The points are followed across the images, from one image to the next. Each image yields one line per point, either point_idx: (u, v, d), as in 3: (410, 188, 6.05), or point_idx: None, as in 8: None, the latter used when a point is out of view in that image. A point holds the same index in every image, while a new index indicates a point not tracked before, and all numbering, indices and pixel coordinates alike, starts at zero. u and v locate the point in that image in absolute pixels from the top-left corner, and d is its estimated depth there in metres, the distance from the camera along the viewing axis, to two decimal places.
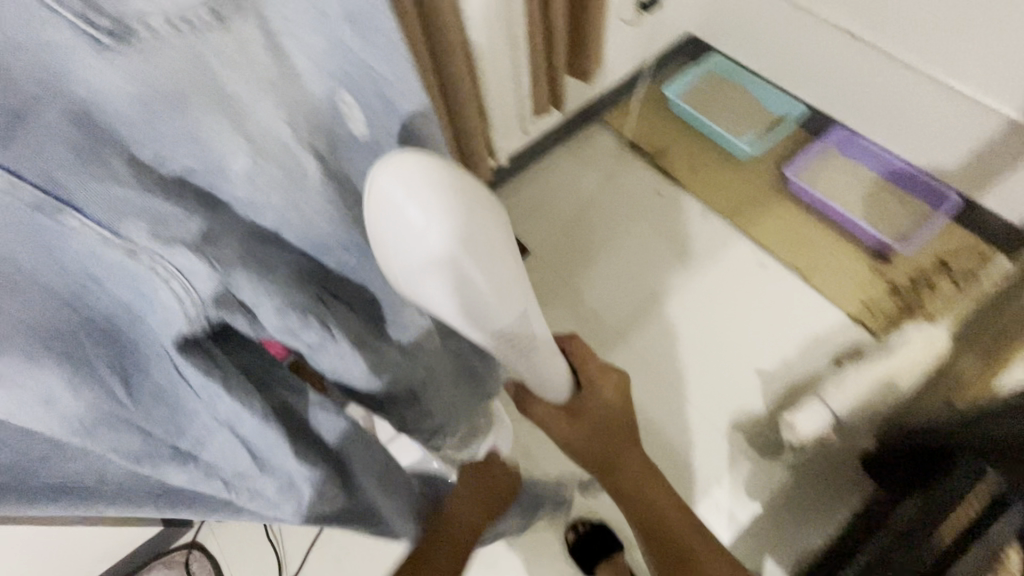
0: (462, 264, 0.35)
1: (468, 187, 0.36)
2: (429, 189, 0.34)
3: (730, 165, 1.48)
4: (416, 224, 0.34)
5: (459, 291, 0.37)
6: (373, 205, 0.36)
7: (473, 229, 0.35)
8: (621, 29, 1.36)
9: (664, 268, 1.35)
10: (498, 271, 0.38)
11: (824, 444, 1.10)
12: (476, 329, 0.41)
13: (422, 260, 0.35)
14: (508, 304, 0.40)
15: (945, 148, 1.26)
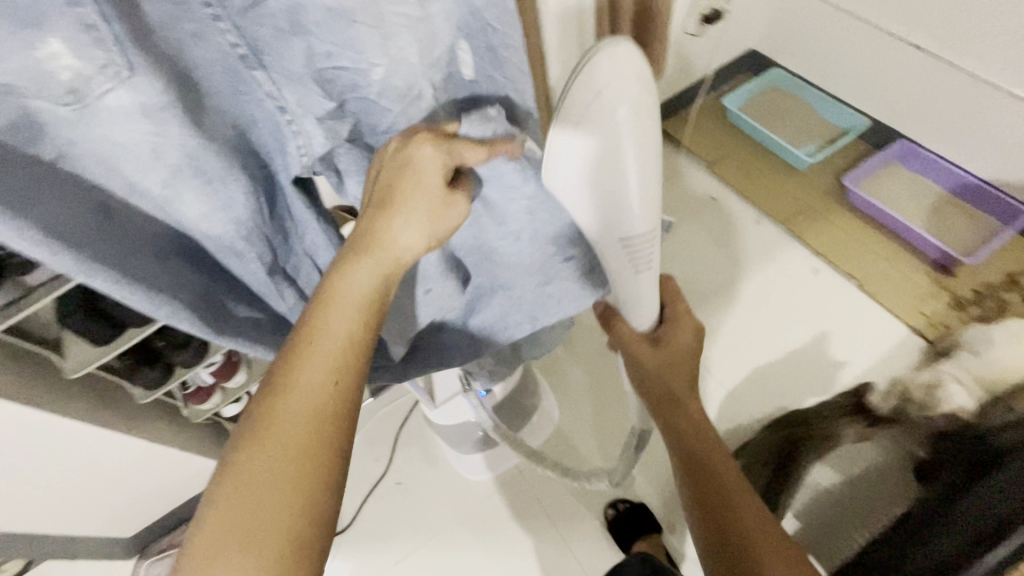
0: (629, 146, 0.45)
1: (645, 92, 0.44)
2: (625, 85, 0.43)
3: (786, 173, 1.51)
4: (612, 104, 0.43)
5: (617, 168, 0.46)
6: (572, 93, 0.44)
7: (643, 123, 0.45)
8: (683, 40, 1.43)
9: (713, 258, 1.39)
10: (645, 170, 0.47)
11: (869, 448, 1.12)
12: (610, 223, 0.50)
13: (600, 142, 0.44)
14: (643, 207, 0.49)
15: (1015, 162, 1.25)
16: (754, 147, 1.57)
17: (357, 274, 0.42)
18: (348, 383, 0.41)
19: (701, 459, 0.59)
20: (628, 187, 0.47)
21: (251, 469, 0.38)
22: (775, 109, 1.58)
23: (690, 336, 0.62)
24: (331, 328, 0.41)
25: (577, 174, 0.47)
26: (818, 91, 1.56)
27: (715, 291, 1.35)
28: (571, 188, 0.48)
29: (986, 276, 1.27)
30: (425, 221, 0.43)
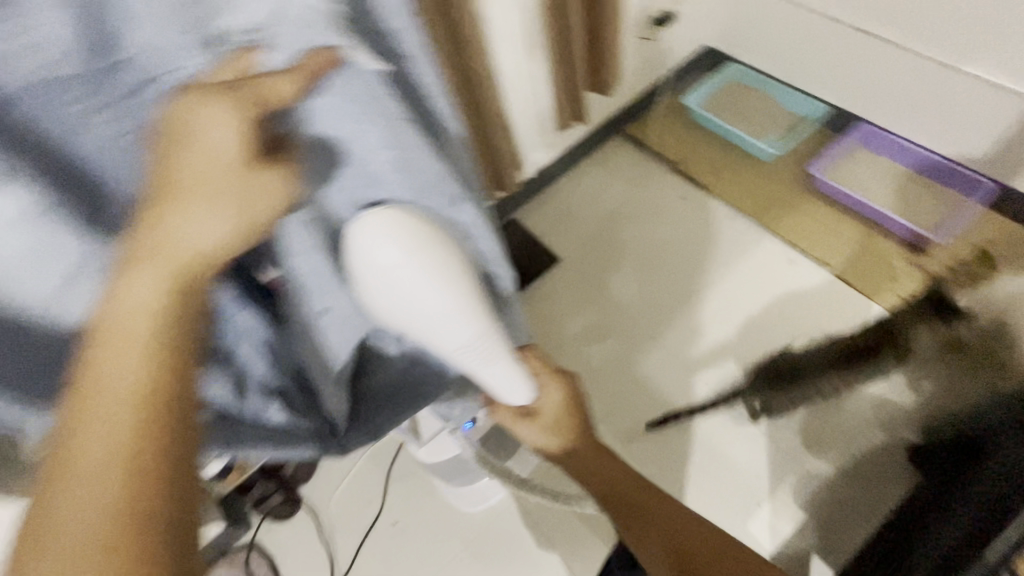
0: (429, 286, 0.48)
1: (423, 232, 0.47)
2: (404, 233, 0.46)
3: (752, 166, 1.51)
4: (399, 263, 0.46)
5: (427, 307, 0.49)
6: (357, 252, 0.46)
7: (435, 262, 0.48)
8: (637, 44, 1.43)
9: (688, 258, 1.40)
10: (452, 299, 0.49)
11: (864, 436, 1.13)
12: (444, 345, 0.52)
13: (396, 289, 0.47)
14: (467, 325, 0.51)
15: (973, 134, 1.26)
16: (719, 142, 1.57)
17: (141, 275, 0.33)
18: (168, 402, 0.33)
19: (602, 478, 0.74)
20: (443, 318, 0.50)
21: (60, 534, 0.29)
22: (735, 103, 1.60)
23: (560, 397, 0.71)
24: (122, 339, 0.32)
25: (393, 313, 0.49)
26: (775, 80, 1.57)
27: (695, 294, 1.34)
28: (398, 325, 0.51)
29: (961, 249, 1.27)
30: (224, 192, 0.36)
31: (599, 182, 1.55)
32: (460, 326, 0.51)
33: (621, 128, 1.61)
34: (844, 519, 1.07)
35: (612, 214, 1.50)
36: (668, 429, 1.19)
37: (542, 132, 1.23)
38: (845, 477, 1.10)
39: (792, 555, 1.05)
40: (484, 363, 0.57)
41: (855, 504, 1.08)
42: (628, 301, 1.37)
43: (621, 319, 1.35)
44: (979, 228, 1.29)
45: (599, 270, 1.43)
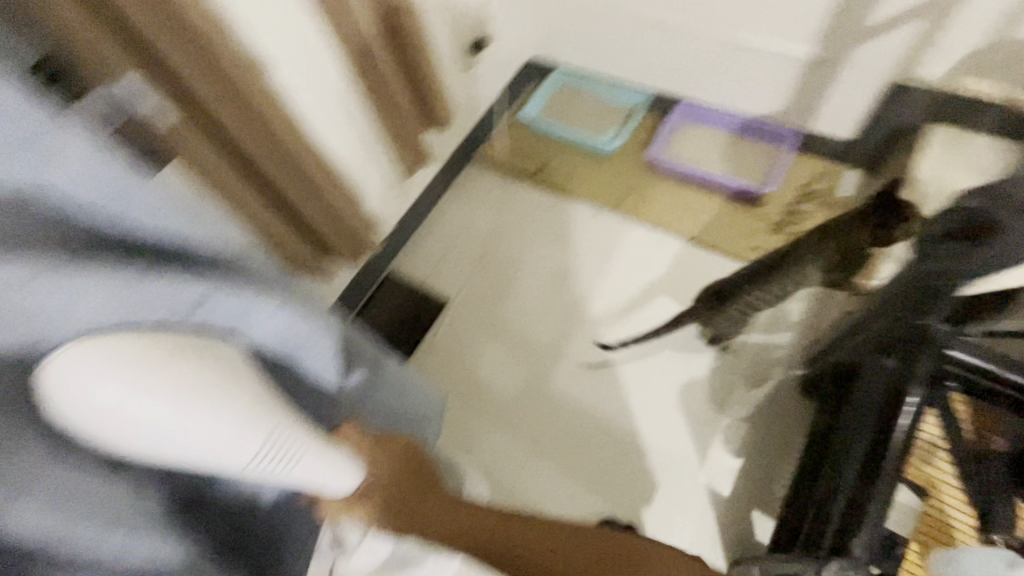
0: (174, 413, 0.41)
1: (137, 347, 0.41)
2: (106, 361, 0.39)
3: (600, 162, 1.59)
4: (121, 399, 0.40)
5: (185, 436, 0.42)
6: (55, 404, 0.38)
7: (173, 384, 0.41)
8: (462, 72, 1.44)
9: (567, 264, 1.44)
10: (205, 410, 0.43)
11: (762, 383, 1.21)
12: (224, 461, 0.45)
13: (123, 425, 0.40)
14: (241, 429, 0.45)
15: (772, 94, 1.41)
16: (565, 146, 1.63)
17: None
18: None
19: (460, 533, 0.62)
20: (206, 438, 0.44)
21: None
22: (569, 108, 1.66)
23: (386, 461, 0.62)
24: None
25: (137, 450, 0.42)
26: (595, 80, 1.67)
27: (582, 298, 1.38)
28: (165, 458, 0.44)
29: (789, 192, 1.44)
30: None
31: (464, 213, 1.55)
32: (235, 439, 0.45)
33: (472, 156, 1.64)
34: (770, 466, 1.14)
35: (486, 241, 1.51)
36: (594, 436, 1.21)
37: (389, 183, 1.19)
38: (758, 427, 1.17)
39: (735, 519, 1.10)
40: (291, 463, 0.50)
41: (773, 446, 1.15)
42: (524, 323, 1.37)
43: (523, 343, 1.35)
44: (796, 171, 1.46)
45: (488, 299, 1.42)
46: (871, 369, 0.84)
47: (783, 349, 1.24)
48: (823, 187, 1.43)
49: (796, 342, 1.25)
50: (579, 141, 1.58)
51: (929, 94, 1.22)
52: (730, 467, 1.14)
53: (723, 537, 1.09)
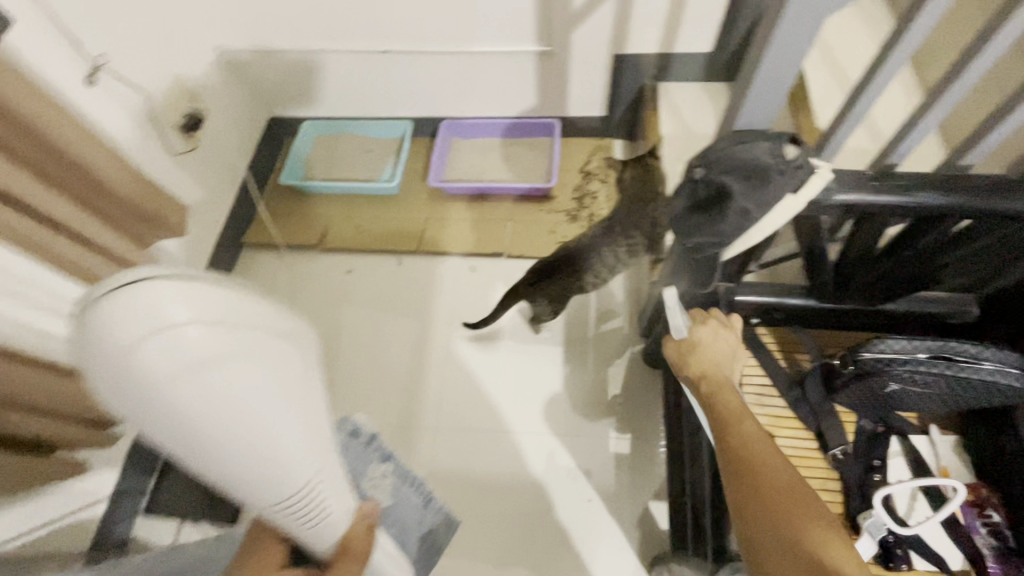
0: (236, 373, 0.33)
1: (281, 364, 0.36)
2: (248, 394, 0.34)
3: (385, 204, 1.47)
4: (193, 349, 0.30)
5: (251, 427, 0.35)
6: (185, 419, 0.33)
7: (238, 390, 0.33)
8: (183, 158, 1.23)
9: (386, 324, 1.32)
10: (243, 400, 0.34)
11: (613, 369, 1.21)
12: (196, 420, 0.33)
13: (196, 400, 0.32)
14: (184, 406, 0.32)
15: (518, 92, 1.42)
16: (342, 200, 1.49)
17: None
18: None
19: (755, 484, 0.56)
20: (277, 469, 0.38)
21: None
22: (331, 156, 1.51)
23: (713, 338, 0.71)
24: None
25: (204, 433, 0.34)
26: (352, 121, 1.54)
27: (413, 356, 1.27)
28: (222, 450, 0.35)
29: (575, 174, 1.46)
30: None
31: None
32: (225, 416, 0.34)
33: (244, 241, 1.44)
34: (649, 447, 1.12)
35: None
36: (475, 497, 1.10)
37: None
38: (625, 414, 1.16)
39: (634, 518, 1.06)
40: (189, 446, 0.35)
41: (645, 426, 1.15)
42: (359, 407, 1.22)
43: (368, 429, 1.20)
44: (572, 156, 1.49)
45: None
46: None
47: (617, 331, 1.26)
48: (603, 163, 1.47)
49: (627, 321, 1.26)
50: (354, 188, 1.43)
51: (644, 58, 1.32)
52: (611, 469, 1.11)
53: (635, 541, 1.04)
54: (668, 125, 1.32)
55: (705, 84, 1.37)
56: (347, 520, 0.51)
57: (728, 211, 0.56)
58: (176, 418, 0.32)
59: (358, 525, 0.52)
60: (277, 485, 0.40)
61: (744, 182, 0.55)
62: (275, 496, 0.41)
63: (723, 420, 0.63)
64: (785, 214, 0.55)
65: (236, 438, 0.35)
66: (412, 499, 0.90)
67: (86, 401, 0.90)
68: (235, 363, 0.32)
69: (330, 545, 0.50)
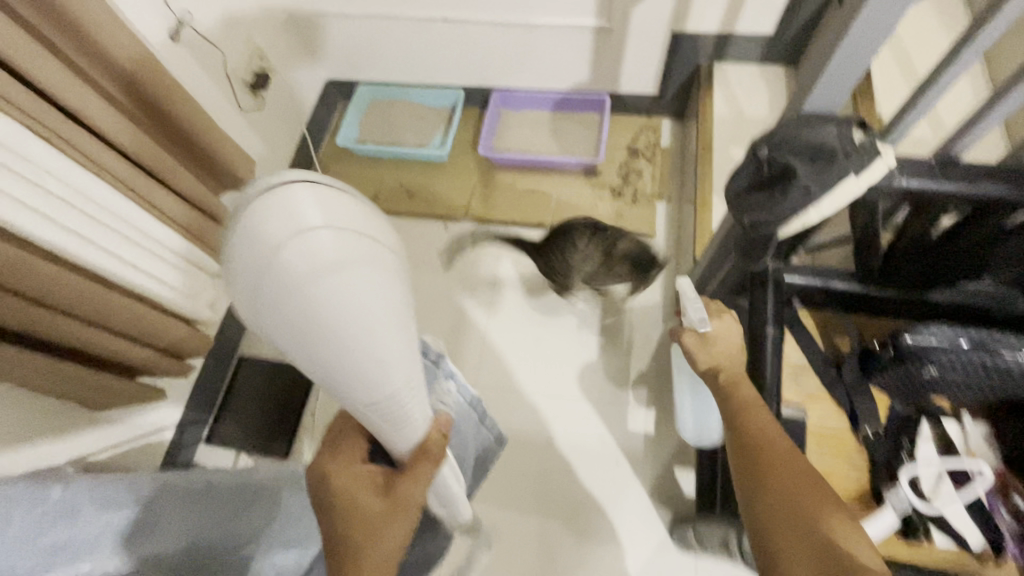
0: (352, 276, 0.37)
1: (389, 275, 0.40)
2: (361, 297, 0.37)
3: (435, 170, 1.52)
4: (320, 250, 0.36)
5: (361, 328, 0.38)
6: (309, 321, 0.37)
7: (353, 293, 0.37)
8: (250, 115, 1.29)
9: (430, 285, 1.38)
10: (356, 302, 0.37)
11: (648, 342, 1.25)
12: (317, 318, 0.37)
13: (318, 299, 0.36)
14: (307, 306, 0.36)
15: (572, 66, 1.43)
16: (394, 164, 1.54)
17: None
18: None
19: (784, 487, 0.58)
20: (380, 372, 0.42)
21: None
22: (385, 120, 1.55)
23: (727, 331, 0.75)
24: None
25: (323, 333, 0.38)
26: (406, 87, 1.57)
27: (455, 317, 1.33)
28: (336, 350, 0.39)
29: (622, 150, 1.47)
30: None
31: None
32: (342, 318, 0.37)
33: None
34: (678, 418, 1.17)
35: None
36: (510, 450, 1.18)
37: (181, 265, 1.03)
38: (657, 385, 1.21)
39: (659, 483, 1.11)
40: (307, 346, 0.39)
41: (675, 397, 1.19)
42: None
43: None
44: (620, 133, 1.50)
45: None
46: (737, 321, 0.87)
47: (654, 306, 1.29)
48: (651, 141, 1.48)
49: (664, 297, 1.30)
50: (406, 153, 1.48)
51: (702, 38, 1.32)
52: (640, 435, 1.16)
53: (659, 503, 1.10)
54: (721, 107, 1.32)
55: (762, 66, 1.36)
56: (425, 426, 0.55)
57: (790, 190, 0.59)
58: (302, 314, 0.37)
59: (433, 432, 0.56)
60: (379, 387, 0.43)
61: (809, 163, 0.58)
62: (377, 397, 0.45)
63: (735, 412, 0.68)
64: (846, 195, 0.58)
65: (348, 339, 0.39)
66: (470, 420, 0.86)
67: (167, 335, 0.99)
68: (350, 265, 0.36)
69: (410, 449, 0.55)
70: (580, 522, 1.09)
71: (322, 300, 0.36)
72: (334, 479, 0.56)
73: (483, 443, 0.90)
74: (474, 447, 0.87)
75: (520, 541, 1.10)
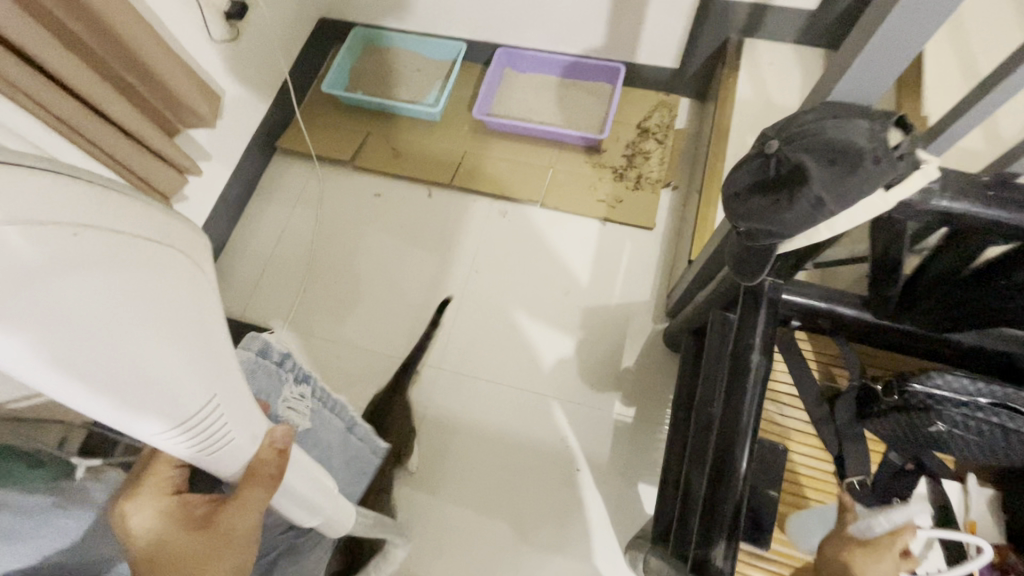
0: (85, 278, 0.29)
1: (155, 274, 0.32)
2: (99, 303, 0.30)
3: (425, 130, 1.39)
4: (26, 260, 0.26)
5: (103, 341, 0.31)
6: (15, 335, 0.29)
7: (85, 300, 0.29)
8: (223, 46, 1.16)
9: (404, 254, 1.28)
10: (93, 310, 0.30)
11: (630, 343, 1.15)
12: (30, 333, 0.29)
13: (27, 311, 0.28)
14: (11, 322, 0.28)
15: (585, 27, 1.28)
16: (382, 119, 1.42)
17: None
18: None
19: None
20: (149, 390, 0.36)
21: None
22: (377, 69, 1.42)
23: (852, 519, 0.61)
24: None
25: (42, 348, 0.30)
26: (404, 33, 1.42)
27: (425, 293, 1.24)
28: (70, 368, 0.32)
29: (631, 128, 1.33)
30: None
31: (281, 217, 1.34)
32: (76, 330, 0.30)
33: (277, 145, 1.40)
34: (651, 429, 1.08)
35: (313, 242, 1.31)
36: (468, 444, 1.10)
37: None
38: (635, 393, 1.11)
39: (620, 495, 1.03)
40: (29, 365, 0.31)
41: (649, 407, 1.09)
42: (367, 332, 1.21)
43: (372, 358, 1.19)
44: (633, 109, 1.35)
45: (326, 315, 1.24)
46: (718, 336, 0.77)
47: (641, 304, 1.18)
48: (664, 120, 1.33)
49: (653, 296, 1.19)
50: (394, 108, 1.34)
51: (736, 8, 1.16)
52: (607, 441, 1.08)
53: (618, 517, 1.02)
54: (746, 90, 1.18)
55: (799, 47, 1.21)
56: (252, 447, 0.50)
57: (799, 198, 0.46)
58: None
59: (264, 449, 0.52)
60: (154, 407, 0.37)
61: (825, 164, 0.46)
62: (154, 419, 0.38)
63: None
64: (867, 211, 0.46)
65: (86, 353, 0.31)
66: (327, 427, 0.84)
67: None
68: (77, 266, 0.28)
69: (238, 468, 0.50)
70: (530, 527, 1.02)
71: (26, 311, 0.28)
72: (135, 524, 0.46)
73: (353, 449, 0.89)
74: (345, 456, 0.86)
75: (465, 540, 1.03)
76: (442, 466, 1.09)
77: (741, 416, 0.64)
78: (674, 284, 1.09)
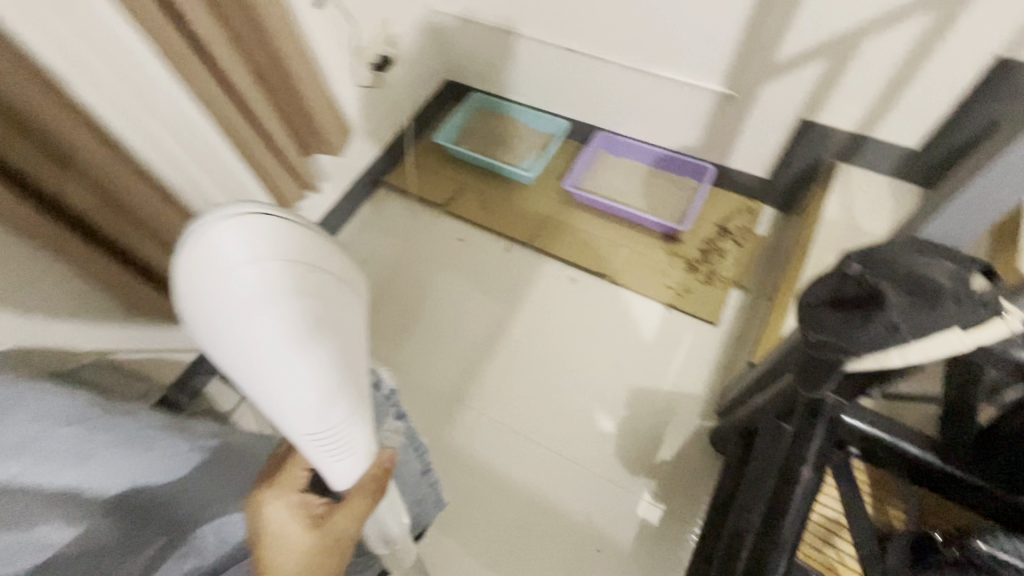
0: (297, 302, 0.39)
1: (338, 302, 0.42)
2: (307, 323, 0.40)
3: (516, 190, 1.50)
4: (264, 285, 0.38)
5: (310, 355, 0.40)
6: (260, 354, 0.39)
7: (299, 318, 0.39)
8: (363, 91, 1.34)
9: (472, 298, 1.35)
10: (308, 330, 0.40)
11: (674, 432, 1.13)
12: (269, 355, 0.39)
13: (267, 335, 0.38)
14: (261, 345, 0.39)
15: (682, 127, 1.36)
16: (479, 174, 1.55)
17: None
18: None
19: None
20: (331, 399, 0.44)
21: None
22: (485, 130, 1.57)
23: None
24: None
25: (273, 365, 0.40)
26: (515, 104, 1.57)
27: (484, 337, 1.29)
28: (287, 381, 0.41)
29: (710, 224, 1.38)
30: None
31: (372, 242, 1.47)
32: (294, 351, 0.40)
33: (383, 180, 1.56)
34: (681, 526, 1.04)
35: (394, 269, 1.42)
36: (494, 495, 1.10)
37: None
38: (670, 484, 1.08)
39: None
40: (263, 383, 0.41)
41: (682, 502, 1.06)
42: (423, 362, 1.28)
43: (422, 387, 1.24)
44: (715, 207, 1.40)
45: (390, 339, 1.31)
46: (771, 445, 0.75)
47: (692, 396, 1.17)
48: (745, 224, 1.37)
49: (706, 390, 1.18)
50: (493, 167, 1.47)
51: (835, 134, 1.20)
52: (634, 528, 1.05)
53: None
54: (834, 211, 1.20)
55: (893, 180, 1.23)
56: (367, 464, 0.53)
57: (875, 321, 0.48)
58: (248, 345, 0.39)
59: (374, 467, 0.55)
60: (329, 417, 0.45)
61: (905, 295, 0.48)
62: (327, 428, 0.46)
63: None
64: (942, 347, 0.47)
65: (300, 367, 0.40)
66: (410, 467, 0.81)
67: None
68: (293, 294, 0.39)
69: (347, 484, 0.54)
70: None
71: (266, 333, 0.38)
72: (264, 514, 0.52)
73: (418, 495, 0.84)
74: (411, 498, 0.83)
75: None
76: (466, 510, 1.09)
77: (781, 531, 0.61)
78: (730, 383, 1.08)
